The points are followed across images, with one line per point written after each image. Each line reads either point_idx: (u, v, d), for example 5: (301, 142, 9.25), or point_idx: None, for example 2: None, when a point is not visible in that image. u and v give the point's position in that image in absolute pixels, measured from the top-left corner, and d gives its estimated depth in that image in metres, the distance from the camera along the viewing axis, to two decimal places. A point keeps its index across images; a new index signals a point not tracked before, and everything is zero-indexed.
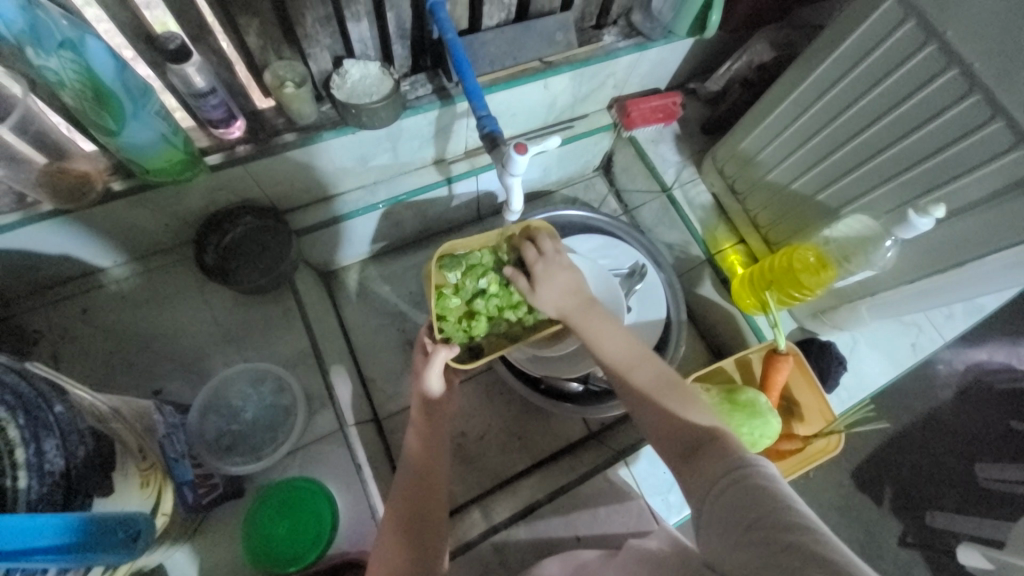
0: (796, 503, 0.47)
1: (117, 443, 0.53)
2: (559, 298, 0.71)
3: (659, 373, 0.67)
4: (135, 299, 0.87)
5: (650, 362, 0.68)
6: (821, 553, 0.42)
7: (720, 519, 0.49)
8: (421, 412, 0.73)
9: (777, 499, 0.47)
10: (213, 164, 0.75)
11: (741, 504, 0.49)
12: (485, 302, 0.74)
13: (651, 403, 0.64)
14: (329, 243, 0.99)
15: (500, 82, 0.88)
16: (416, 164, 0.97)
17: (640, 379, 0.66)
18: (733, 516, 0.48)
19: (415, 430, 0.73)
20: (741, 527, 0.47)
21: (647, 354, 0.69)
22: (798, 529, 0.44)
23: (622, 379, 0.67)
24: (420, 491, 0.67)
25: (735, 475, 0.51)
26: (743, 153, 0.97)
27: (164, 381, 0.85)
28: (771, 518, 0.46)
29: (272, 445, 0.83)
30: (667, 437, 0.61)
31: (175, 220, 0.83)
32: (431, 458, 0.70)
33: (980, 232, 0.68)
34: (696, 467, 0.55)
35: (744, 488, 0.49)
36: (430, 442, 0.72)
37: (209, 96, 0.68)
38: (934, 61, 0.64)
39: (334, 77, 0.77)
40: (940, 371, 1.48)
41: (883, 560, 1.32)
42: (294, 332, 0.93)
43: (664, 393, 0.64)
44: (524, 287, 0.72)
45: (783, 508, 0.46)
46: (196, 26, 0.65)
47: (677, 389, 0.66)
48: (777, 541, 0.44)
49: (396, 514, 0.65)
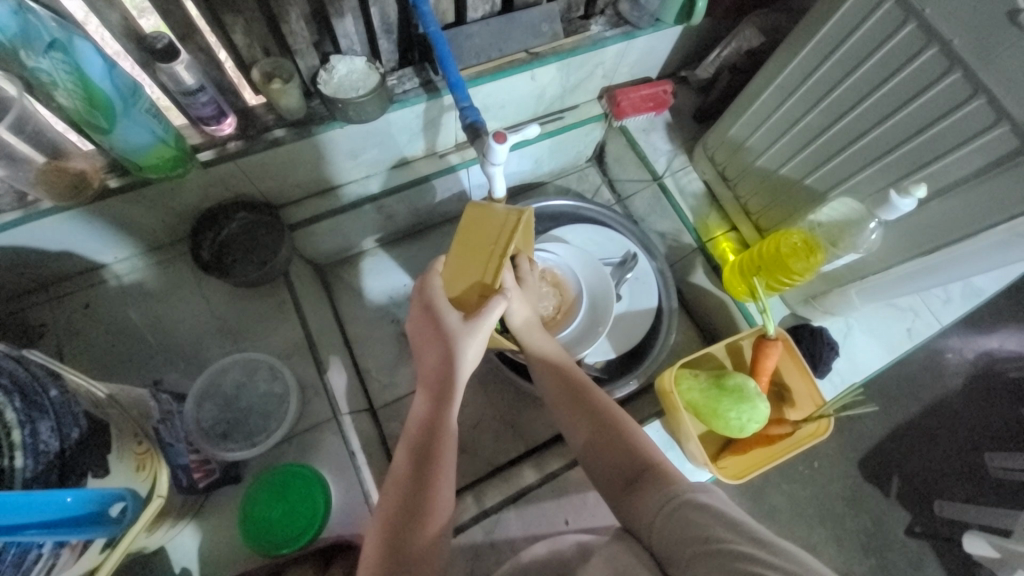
0: (748, 521, 0.48)
1: (112, 427, 0.56)
2: (529, 309, 0.76)
3: (604, 405, 0.69)
4: (134, 294, 0.90)
5: (595, 394, 0.70)
6: (780, 566, 0.42)
7: (666, 540, 0.50)
8: (418, 435, 0.65)
9: (734, 518, 0.48)
10: (205, 160, 0.78)
11: (695, 519, 0.49)
12: None
13: (600, 440, 0.66)
14: (324, 237, 1.01)
15: (486, 74, 0.89)
16: (408, 157, 0.99)
17: (584, 415, 0.68)
18: (686, 532, 0.48)
19: (403, 449, 0.65)
20: (695, 542, 0.47)
21: (591, 389, 0.71)
22: (757, 542, 0.45)
23: (575, 410, 0.69)
24: (399, 505, 0.60)
25: (682, 500, 0.52)
26: (732, 140, 0.97)
27: (164, 372, 0.88)
28: (728, 534, 0.46)
29: (266, 432, 0.85)
30: (609, 472, 0.63)
31: (172, 217, 0.85)
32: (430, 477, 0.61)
33: (965, 211, 0.67)
34: (635, 497, 0.57)
35: (698, 509, 0.50)
36: (422, 467, 0.62)
37: (198, 94, 0.70)
38: (915, 39, 0.64)
39: (321, 72, 0.78)
40: (950, 360, 1.46)
41: (888, 549, 1.31)
42: (290, 324, 0.95)
43: (606, 428, 0.66)
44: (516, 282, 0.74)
45: (741, 525, 0.47)
46: (182, 25, 0.67)
47: (614, 422, 0.67)
48: (735, 553, 0.44)
49: (387, 537, 0.58)
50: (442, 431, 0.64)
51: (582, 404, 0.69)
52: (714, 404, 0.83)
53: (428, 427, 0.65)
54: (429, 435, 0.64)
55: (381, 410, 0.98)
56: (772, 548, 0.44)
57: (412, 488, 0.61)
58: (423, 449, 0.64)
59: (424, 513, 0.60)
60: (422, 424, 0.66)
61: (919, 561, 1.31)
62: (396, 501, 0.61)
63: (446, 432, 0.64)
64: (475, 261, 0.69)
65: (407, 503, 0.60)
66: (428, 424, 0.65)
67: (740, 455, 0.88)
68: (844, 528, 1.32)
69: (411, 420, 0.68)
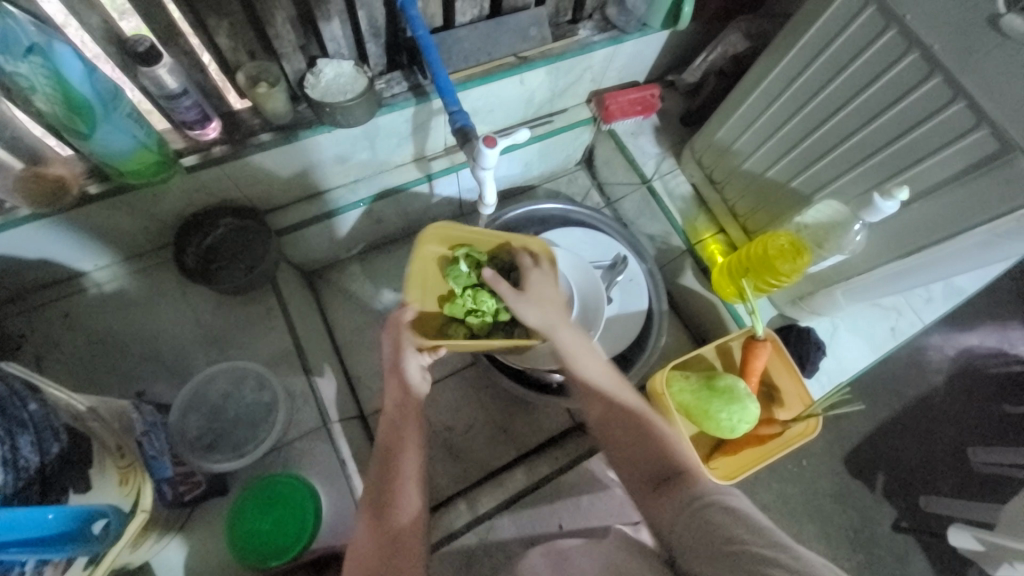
0: (769, 526, 0.49)
1: (95, 442, 0.54)
2: (548, 309, 0.71)
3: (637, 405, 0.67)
4: (115, 303, 0.87)
5: (627, 393, 0.69)
6: (797, 568, 0.43)
7: (690, 540, 0.51)
8: (392, 419, 0.69)
9: (757, 523, 0.49)
10: (189, 165, 0.76)
11: (719, 521, 0.50)
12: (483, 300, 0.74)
13: (629, 440, 0.64)
14: (311, 242, 1.00)
15: (475, 78, 0.89)
16: (397, 161, 0.98)
17: (616, 415, 0.66)
18: (710, 533, 0.50)
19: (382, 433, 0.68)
20: (719, 543, 0.48)
21: (624, 388, 0.69)
22: (776, 546, 0.46)
23: (605, 406, 0.67)
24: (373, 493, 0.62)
25: (705, 501, 0.53)
26: (719, 143, 0.98)
27: (147, 383, 0.85)
28: (748, 536, 0.47)
29: (254, 442, 0.83)
30: (637, 470, 0.62)
31: (154, 223, 0.83)
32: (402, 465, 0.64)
33: (948, 211, 0.69)
34: (669, 498, 0.56)
35: (719, 511, 0.51)
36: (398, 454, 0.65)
37: (182, 98, 0.69)
38: (895, 45, 0.65)
39: (308, 76, 0.77)
40: (932, 356, 1.49)
41: (876, 545, 1.33)
42: (278, 332, 0.93)
43: (638, 430, 0.64)
44: (507, 292, 0.70)
45: (764, 529, 0.48)
46: (166, 29, 0.66)
47: (648, 422, 0.65)
48: (756, 556, 0.45)
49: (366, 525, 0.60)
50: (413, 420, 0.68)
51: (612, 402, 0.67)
52: (705, 405, 0.84)
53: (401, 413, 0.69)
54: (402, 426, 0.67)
55: (371, 417, 0.96)
56: (791, 552, 0.45)
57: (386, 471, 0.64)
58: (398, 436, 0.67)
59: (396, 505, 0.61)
60: (394, 408, 0.69)
61: (906, 554, 1.33)
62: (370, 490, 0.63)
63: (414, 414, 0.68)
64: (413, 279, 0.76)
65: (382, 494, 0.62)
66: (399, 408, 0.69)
67: (731, 455, 0.89)
68: (832, 524, 1.34)
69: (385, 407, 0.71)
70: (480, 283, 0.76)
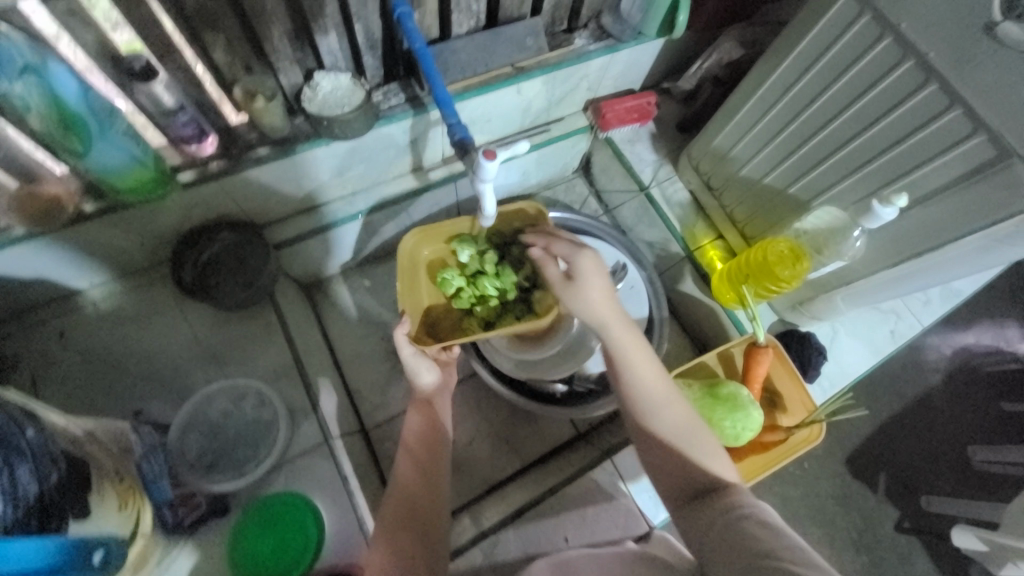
0: (800, 543, 0.52)
1: (93, 466, 0.53)
2: (600, 302, 0.70)
3: (682, 415, 0.67)
4: (111, 320, 0.86)
5: (674, 398, 0.68)
6: None
7: (722, 551, 0.54)
8: (419, 445, 0.74)
9: (789, 539, 0.52)
10: (185, 181, 0.76)
11: (752, 534, 0.53)
12: (487, 282, 0.83)
13: (666, 447, 0.65)
14: (309, 255, 0.99)
15: (472, 89, 0.89)
16: (394, 173, 0.98)
17: (659, 420, 0.65)
18: (743, 546, 0.53)
19: (407, 456, 0.73)
20: (751, 556, 0.51)
21: (670, 391, 0.68)
22: (807, 564, 0.48)
23: (651, 410, 0.66)
24: (402, 508, 0.68)
25: (741, 516, 0.56)
26: (717, 150, 0.98)
27: (146, 402, 0.83)
28: (783, 551, 0.50)
29: (254, 460, 0.82)
30: (672, 479, 0.64)
31: (151, 239, 0.82)
32: (425, 485, 0.71)
33: (947, 218, 0.69)
34: (703, 511, 0.59)
35: (756, 525, 0.55)
36: (427, 475, 0.72)
37: (178, 113, 0.69)
38: (890, 53, 0.66)
39: (305, 90, 0.78)
40: (930, 355, 1.50)
41: (880, 546, 1.33)
42: (277, 347, 0.92)
43: (678, 440, 0.65)
44: (554, 275, 0.72)
45: (797, 547, 0.51)
46: (161, 45, 0.65)
47: (691, 432, 0.65)
48: (790, 572, 0.48)
49: (387, 535, 0.65)
50: (440, 444, 0.75)
51: (656, 407, 0.66)
52: (708, 413, 0.83)
53: (429, 439, 0.75)
54: (429, 451, 0.74)
55: (372, 431, 0.96)
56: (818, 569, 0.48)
57: (420, 487, 0.70)
58: (426, 457, 0.73)
59: (424, 522, 0.67)
60: (420, 435, 0.75)
61: (910, 555, 1.33)
62: (399, 506, 0.68)
63: (442, 439, 0.76)
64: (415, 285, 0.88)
65: (416, 506, 0.68)
66: (426, 433, 0.76)
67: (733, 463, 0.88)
68: (835, 526, 1.34)
69: (410, 433, 0.76)
70: (479, 271, 0.84)
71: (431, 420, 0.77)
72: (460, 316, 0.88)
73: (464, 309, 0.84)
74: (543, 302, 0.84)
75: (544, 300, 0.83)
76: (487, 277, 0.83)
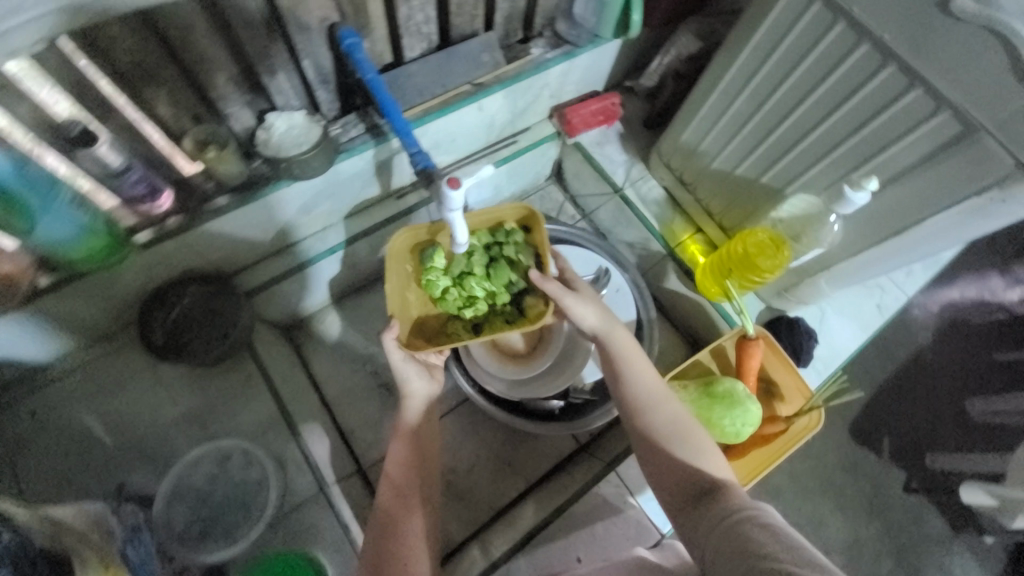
0: (808, 547, 0.48)
1: (74, 556, 0.50)
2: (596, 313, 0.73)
3: (678, 418, 0.67)
4: (83, 392, 0.82)
5: (670, 402, 0.69)
6: None
7: (722, 556, 0.51)
8: (402, 478, 0.74)
9: (793, 541, 0.49)
10: (143, 242, 0.74)
11: (752, 535, 0.51)
12: (473, 285, 0.79)
13: (661, 449, 0.65)
14: (285, 297, 0.96)
15: (432, 112, 0.86)
16: (363, 204, 0.95)
17: (653, 421, 0.67)
18: (742, 546, 0.50)
19: (389, 489, 0.73)
20: (750, 556, 0.48)
21: (667, 395, 0.69)
22: (812, 565, 0.45)
23: (646, 411, 0.68)
24: (383, 541, 0.69)
25: (742, 517, 0.53)
26: (686, 145, 0.97)
27: (128, 474, 0.80)
28: (782, 550, 0.47)
29: (245, 526, 0.80)
30: (671, 482, 0.63)
31: (114, 303, 0.79)
32: (409, 520, 0.71)
33: (918, 196, 0.69)
34: (703, 513, 0.57)
35: (757, 526, 0.52)
36: (408, 509, 0.72)
37: (127, 173, 0.66)
38: (845, 38, 0.65)
39: (259, 132, 0.75)
40: (917, 316, 1.51)
41: (891, 510, 1.34)
42: (262, 397, 0.89)
43: (673, 441, 0.65)
44: (559, 292, 0.71)
45: (798, 546, 0.48)
46: (99, 107, 0.62)
47: (687, 434, 0.66)
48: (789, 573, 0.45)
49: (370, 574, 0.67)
50: (424, 477, 0.75)
51: (650, 408, 0.68)
52: (707, 413, 0.82)
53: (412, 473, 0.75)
54: (414, 485, 0.74)
55: (370, 469, 0.93)
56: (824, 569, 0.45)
57: (403, 521, 0.71)
58: (409, 491, 0.73)
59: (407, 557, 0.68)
60: (403, 466, 0.75)
61: (921, 515, 1.34)
62: (377, 544, 0.69)
63: (427, 471, 0.76)
64: (403, 286, 0.82)
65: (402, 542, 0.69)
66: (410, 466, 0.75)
67: (737, 459, 0.88)
68: (845, 495, 1.35)
69: (392, 463, 0.76)
70: (466, 272, 0.79)
71: (416, 449, 0.77)
72: (448, 320, 0.84)
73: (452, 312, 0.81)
74: (535, 306, 0.79)
75: (537, 305, 0.78)
76: (475, 279, 0.79)
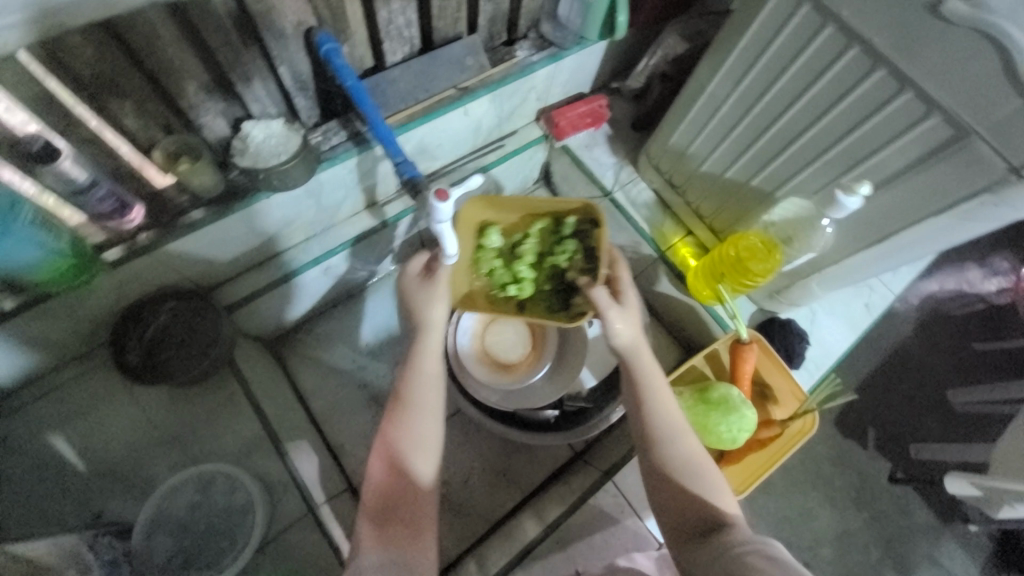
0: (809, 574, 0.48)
1: None
2: (631, 333, 0.69)
3: (694, 449, 0.65)
4: (53, 416, 0.79)
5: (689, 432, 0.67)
6: None
7: None
8: (380, 502, 0.63)
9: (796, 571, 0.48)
10: (112, 260, 0.69)
11: (752, 565, 0.50)
12: (524, 268, 0.80)
13: (671, 477, 0.63)
14: (268, 310, 0.93)
15: (417, 117, 0.83)
16: (347, 213, 0.92)
17: (668, 449, 0.64)
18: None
19: (367, 514, 0.62)
20: None
21: (687, 426, 0.67)
22: None
23: (665, 437, 0.65)
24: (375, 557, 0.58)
25: (746, 551, 0.52)
26: (675, 147, 0.96)
27: (103, 501, 0.77)
28: None
29: (230, 554, 0.76)
30: (675, 513, 0.61)
31: (86, 324, 0.76)
32: (402, 531, 0.61)
33: (909, 201, 0.69)
34: (705, 548, 0.56)
35: (757, 557, 0.51)
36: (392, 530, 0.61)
37: (92, 189, 0.62)
38: (835, 41, 0.64)
39: (235, 142, 0.71)
40: (899, 309, 1.53)
41: (878, 500, 1.36)
42: (246, 417, 0.86)
43: (685, 472, 0.63)
44: (606, 302, 0.69)
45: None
46: (61, 119, 0.59)
47: (701, 467, 0.64)
48: None
49: None
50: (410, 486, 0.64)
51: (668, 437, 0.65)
52: (703, 420, 0.82)
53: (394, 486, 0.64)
54: (396, 502, 0.63)
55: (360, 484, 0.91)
56: None
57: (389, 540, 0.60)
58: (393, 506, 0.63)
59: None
60: (381, 487, 0.64)
61: (908, 504, 1.36)
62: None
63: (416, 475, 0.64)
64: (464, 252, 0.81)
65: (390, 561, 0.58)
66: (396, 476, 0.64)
67: (734, 465, 0.87)
68: (833, 487, 1.36)
69: (370, 486, 0.65)
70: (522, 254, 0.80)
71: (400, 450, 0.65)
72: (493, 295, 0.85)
73: (495, 287, 0.82)
74: (580, 305, 0.76)
75: (583, 305, 0.75)
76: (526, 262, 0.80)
